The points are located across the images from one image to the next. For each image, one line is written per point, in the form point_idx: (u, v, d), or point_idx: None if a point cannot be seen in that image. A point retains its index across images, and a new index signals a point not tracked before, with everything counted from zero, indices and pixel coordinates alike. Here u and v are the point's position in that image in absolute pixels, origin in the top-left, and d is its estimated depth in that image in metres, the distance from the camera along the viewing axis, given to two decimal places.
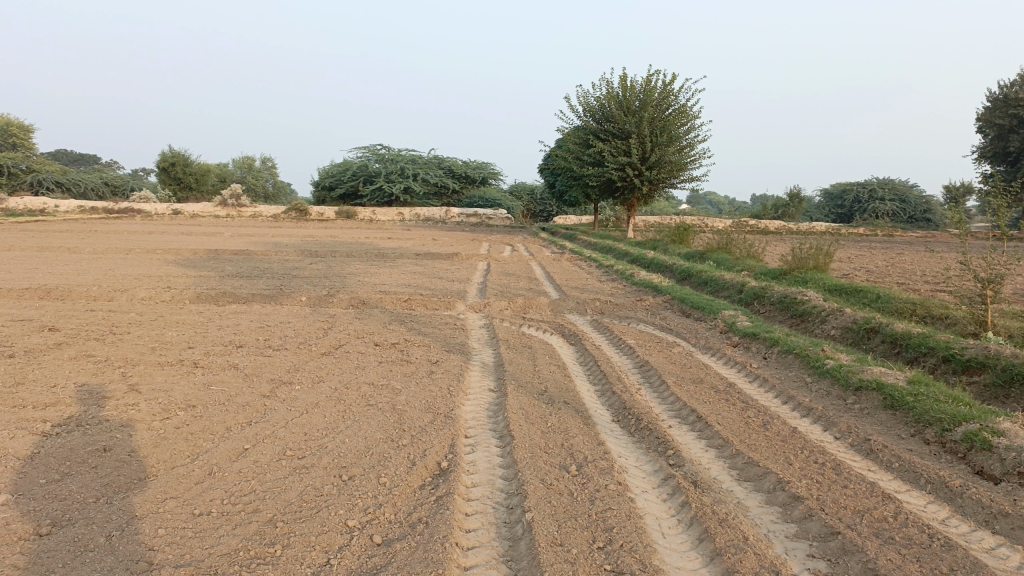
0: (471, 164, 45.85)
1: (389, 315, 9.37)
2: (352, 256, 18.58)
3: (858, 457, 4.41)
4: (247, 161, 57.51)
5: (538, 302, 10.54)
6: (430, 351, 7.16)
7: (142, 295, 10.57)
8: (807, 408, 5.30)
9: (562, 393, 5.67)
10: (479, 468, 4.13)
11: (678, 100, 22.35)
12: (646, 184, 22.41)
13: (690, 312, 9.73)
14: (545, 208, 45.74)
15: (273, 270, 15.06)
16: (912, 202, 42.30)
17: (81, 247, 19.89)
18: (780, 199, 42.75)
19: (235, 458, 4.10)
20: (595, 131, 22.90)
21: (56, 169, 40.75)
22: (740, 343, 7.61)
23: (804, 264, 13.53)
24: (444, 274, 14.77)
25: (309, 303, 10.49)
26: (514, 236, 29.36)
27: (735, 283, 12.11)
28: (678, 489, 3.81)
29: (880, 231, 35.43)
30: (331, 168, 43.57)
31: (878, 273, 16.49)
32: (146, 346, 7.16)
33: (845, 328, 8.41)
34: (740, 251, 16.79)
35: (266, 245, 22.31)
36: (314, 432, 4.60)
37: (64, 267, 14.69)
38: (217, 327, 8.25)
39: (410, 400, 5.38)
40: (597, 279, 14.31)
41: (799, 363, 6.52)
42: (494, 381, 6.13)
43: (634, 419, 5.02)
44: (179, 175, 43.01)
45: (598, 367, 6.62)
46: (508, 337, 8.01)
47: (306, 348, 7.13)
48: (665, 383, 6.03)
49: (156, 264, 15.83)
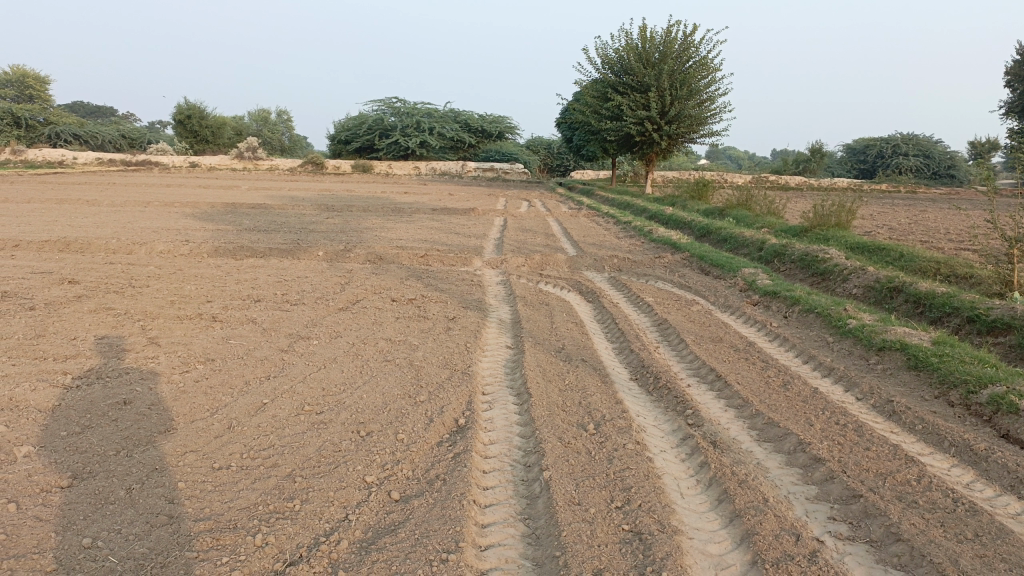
0: (488, 117, 45.31)
1: (406, 271, 9.34)
2: (369, 211, 18.51)
3: (880, 419, 4.35)
4: (262, 114, 57.18)
5: (555, 259, 10.46)
6: (446, 307, 7.13)
7: (160, 249, 10.58)
8: (829, 368, 5.24)
9: (580, 350, 5.63)
10: (496, 425, 4.12)
11: (700, 52, 21.85)
12: (665, 139, 22.09)
13: (709, 269, 9.63)
14: (562, 162, 45.33)
15: (289, 224, 15.02)
16: (936, 157, 41.55)
17: (99, 200, 19.93)
18: (801, 154, 42.10)
19: (254, 413, 4.10)
20: (614, 84, 22.50)
21: (73, 121, 40.69)
22: (760, 301, 7.52)
23: (826, 222, 13.32)
24: (461, 229, 14.69)
25: (326, 257, 10.48)
26: (531, 192, 29.14)
27: (756, 240, 11.95)
28: (697, 449, 3.78)
29: (903, 187, 34.90)
30: (347, 121, 43.23)
31: (901, 231, 16.25)
32: (164, 299, 7.18)
33: (867, 287, 8.29)
34: (760, 207, 16.57)
35: (282, 199, 22.24)
36: (332, 387, 4.59)
37: (84, 219, 14.74)
38: (235, 281, 8.25)
39: (427, 356, 5.37)
40: (615, 235, 14.20)
41: (820, 322, 6.44)
42: (511, 337, 6.10)
43: (652, 378, 4.98)
44: (196, 127, 42.88)
45: (616, 324, 6.56)
46: (525, 293, 7.95)
47: (323, 303, 7.14)
48: (684, 341, 5.97)
49: (173, 217, 15.85)
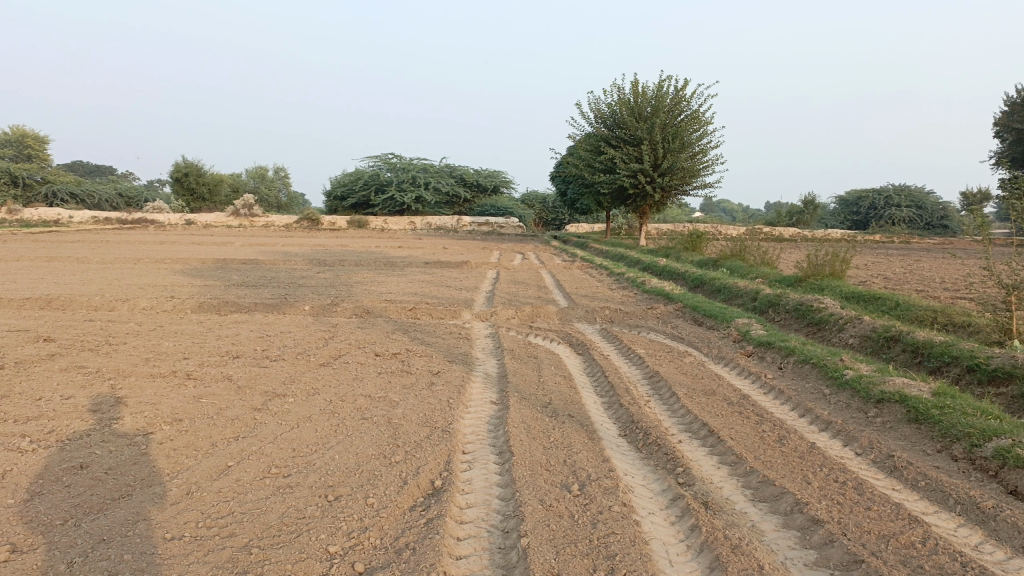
0: (483, 172, 45.68)
1: (393, 324, 9.14)
2: (361, 266, 18.40)
3: (881, 476, 4.12)
4: (259, 171, 57.67)
5: (546, 311, 10.28)
6: (431, 361, 6.92)
7: (144, 305, 10.40)
8: (826, 422, 5.02)
9: (567, 405, 5.41)
10: (475, 486, 3.88)
11: (690, 106, 22.09)
12: (658, 191, 22.14)
13: (702, 320, 9.44)
14: (557, 216, 45.53)
15: (279, 279, 14.87)
16: (928, 208, 41.78)
17: (90, 257, 19.82)
18: (794, 206, 42.32)
19: (217, 476, 3.87)
20: (606, 138, 22.67)
21: (71, 180, 40.95)
22: (754, 352, 7.32)
23: (820, 271, 13.20)
24: (452, 283, 14.56)
25: (313, 311, 10.29)
26: (525, 245, 29.13)
27: (750, 290, 11.80)
28: (687, 511, 3.54)
29: (897, 238, 34.99)
30: (343, 177, 43.54)
31: (897, 280, 16.13)
32: (140, 356, 6.97)
33: (864, 337, 8.11)
34: (754, 258, 16.48)
35: (275, 255, 22.19)
36: (303, 448, 4.36)
37: (71, 277, 14.58)
38: (216, 337, 8.04)
39: (407, 413, 5.14)
40: (607, 286, 14.06)
41: (816, 373, 6.23)
42: (496, 392, 5.88)
43: (642, 434, 4.75)
44: (193, 185, 43.16)
45: (605, 377, 6.35)
46: (514, 346, 7.75)
47: (304, 358, 6.93)
48: (675, 394, 5.75)
49: (163, 273, 15.71)
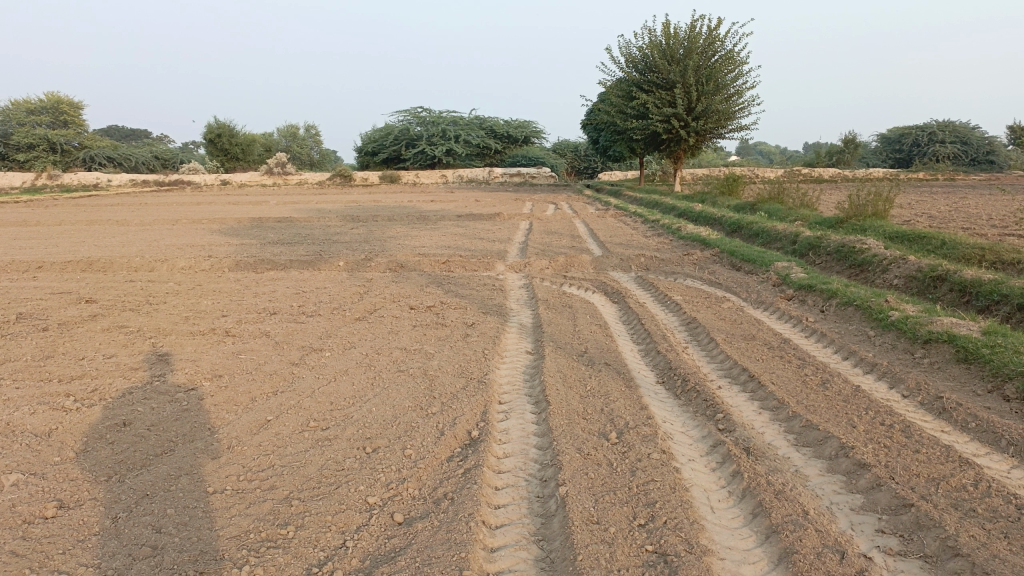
0: (513, 122, 45.13)
1: (426, 278, 9.13)
2: (394, 220, 18.40)
3: (929, 418, 4.00)
4: (290, 129, 57.74)
5: (580, 260, 10.17)
6: (465, 313, 6.88)
7: (182, 265, 10.53)
8: (870, 364, 4.89)
9: (604, 353, 5.35)
10: (512, 436, 3.86)
11: (725, 46, 21.42)
12: (692, 135, 21.65)
13: (740, 265, 9.25)
14: (589, 164, 44.95)
15: (314, 236, 14.95)
16: (975, 144, 40.34)
17: (130, 220, 20.12)
18: (834, 146, 41.19)
19: (256, 431, 3.90)
20: (638, 83, 22.15)
21: (107, 145, 41.47)
22: (795, 296, 7.15)
23: (862, 212, 12.84)
24: (485, 234, 14.49)
25: (347, 267, 10.33)
26: (559, 195, 28.85)
27: (789, 233, 11.53)
28: (729, 457, 3.47)
29: (941, 175, 33.95)
30: (374, 132, 43.39)
31: (942, 219, 15.64)
32: (179, 315, 7.05)
33: (909, 277, 7.88)
34: (793, 200, 16.09)
35: (309, 212, 22.30)
36: (340, 401, 4.38)
37: (112, 239, 14.83)
38: (252, 295, 8.11)
39: (443, 365, 5.13)
40: (642, 234, 13.87)
41: (860, 315, 6.06)
42: (531, 343, 5.84)
43: (680, 381, 4.68)
44: (226, 146, 43.42)
45: (642, 325, 6.26)
46: (548, 296, 7.68)
47: (340, 313, 6.95)
48: (714, 341, 5.65)
49: (200, 233, 15.89)
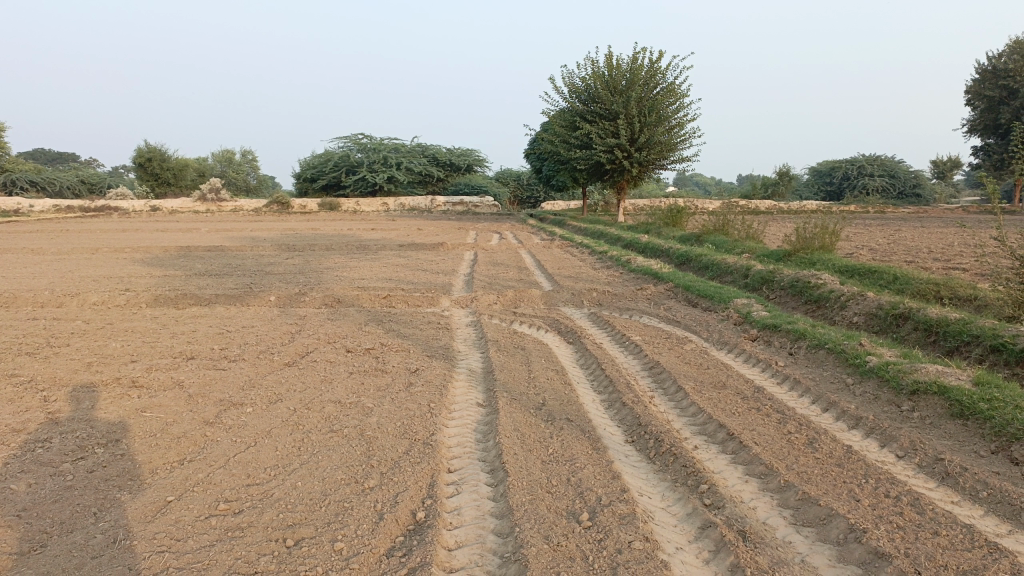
0: (456, 151, 44.70)
1: (366, 314, 8.46)
2: (332, 250, 17.59)
3: (934, 485, 3.56)
4: (226, 155, 56.08)
5: (530, 295, 9.64)
6: (408, 357, 6.24)
7: (94, 301, 9.57)
8: (856, 419, 4.47)
9: (564, 406, 4.80)
10: (465, 518, 3.25)
11: (667, 78, 21.43)
12: (636, 166, 21.54)
13: (696, 301, 8.86)
14: (532, 193, 44.81)
15: (245, 267, 14.06)
16: (901, 177, 41.69)
17: (47, 248, 18.79)
18: (769, 178, 42.03)
19: (152, 518, 3.20)
20: (581, 113, 21.96)
21: (30, 168, 39.38)
22: (759, 336, 6.74)
23: (810, 245, 12.70)
24: (428, 266, 13.86)
25: (279, 302, 9.56)
26: (502, 224, 28.47)
27: (741, 266, 11.25)
28: (724, 544, 2.94)
29: (872, 208, 34.91)
30: (313, 159, 42.39)
31: (884, 251, 15.75)
32: (80, 361, 6.20)
33: (870, 314, 7.59)
34: (738, 232, 15.95)
35: (242, 241, 21.24)
36: (259, 474, 3.69)
37: (22, 270, 13.65)
38: (169, 335, 7.29)
39: (382, 423, 4.48)
40: (591, 266, 13.47)
41: (833, 359, 5.68)
42: (482, 393, 5.25)
43: (653, 440, 4.15)
44: (157, 170, 41.79)
45: (602, 371, 5.74)
46: (498, 336, 7.11)
47: (266, 358, 6.23)
48: (682, 389, 5.15)
49: (121, 264, 14.80)
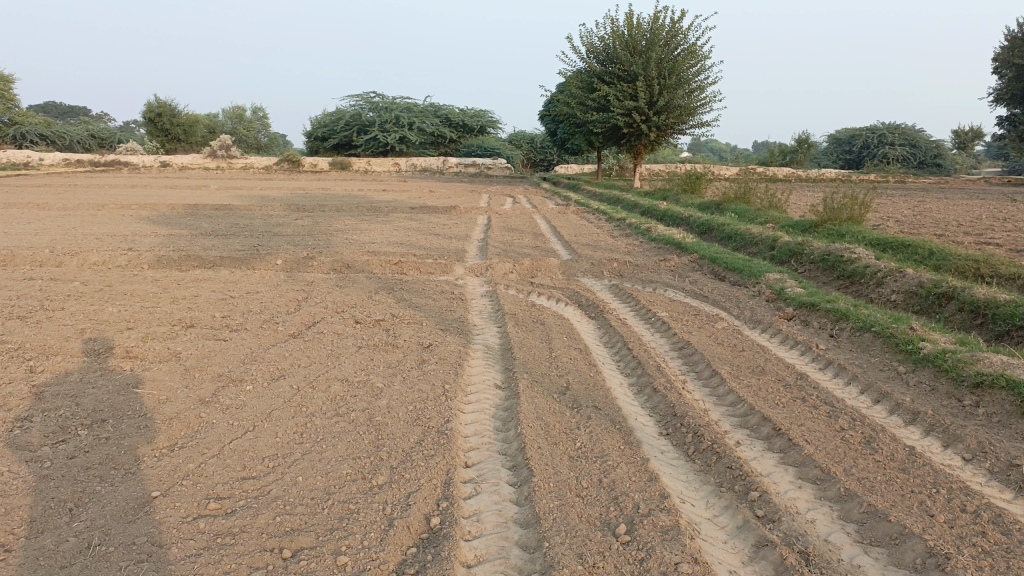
0: (468, 112, 43.86)
1: (376, 281, 8.06)
2: (342, 211, 17.14)
3: (1013, 498, 3.16)
4: (236, 111, 55.32)
5: (547, 263, 9.21)
6: (421, 331, 5.84)
7: (94, 261, 9.19)
8: (914, 416, 4.07)
9: (590, 391, 4.40)
10: (486, 526, 2.89)
11: (688, 39, 20.67)
12: (654, 130, 20.89)
13: (723, 274, 8.40)
14: (546, 156, 44.03)
15: (252, 227, 13.65)
16: (922, 146, 40.67)
17: (52, 203, 18.39)
18: (787, 145, 41.08)
19: (135, 517, 2.84)
20: (599, 74, 21.27)
21: (40, 122, 38.84)
22: (795, 315, 6.31)
23: (838, 216, 12.16)
24: (440, 230, 13.41)
25: (285, 266, 9.17)
26: (514, 187, 27.92)
27: (767, 237, 10.75)
28: (785, 570, 2.57)
29: (892, 177, 34.11)
30: (324, 117, 41.73)
31: (911, 223, 15.19)
32: (73, 327, 5.82)
33: (909, 293, 7.12)
34: (760, 200, 15.40)
35: (252, 200, 20.77)
36: (255, 465, 3.33)
37: (25, 226, 13.29)
38: (169, 300, 6.92)
39: (393, 407, 4.11)
40: (609, 234, 13.01)
41: (880, 345, 5.24)
42: (500, 373, 4.86)
43: (692, 434, 3.75)
44: (167, 126, 41.25)
45: (628, 351, 5.33)
46: (516, 309, 6.70)
47: (270, 329, 5.84)
48: (717, 374, 4.74)
49: (126, 221, 14.40)
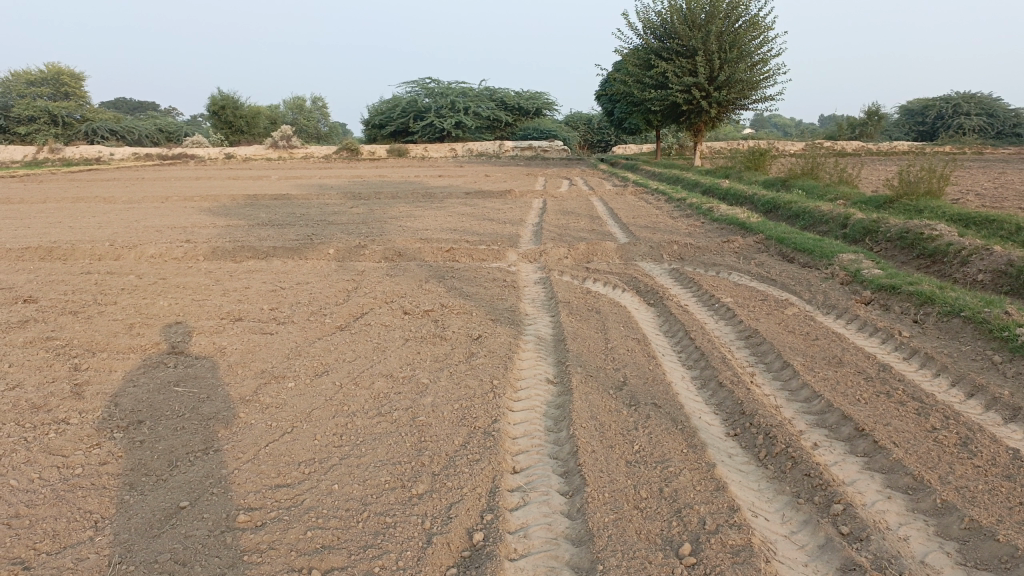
0: (523, 95, 43.41)
1: (427, 269, 7.85)
2: (397, 198, 17.04)
3: None
4: (296, 102, 56.04)
5: (604, 247, 8.86)
6: (470, 321, 5.60)
7: (151, 254, 9.24)
8: (1015, 413, 3.63)
9: (649, 386, 4.08)
10: (534, 542, 2.62)
11: (750, 10, 19.80)
12: (714, 106, 20.15)
13: (793, 255, 7.90)
14: (603, 137, 43.28)
15: (308, 217, 13.64)
16: (1001, 115, 38.45)
17: (118, 197, 18.81)
18: (855, 118, 39.38)
19: (160, 531, 2.67)
20: (656, 50, 20.61)
21: (110, 118, 39.94)
22: (873, 299, 5.83)
23: (914, 190, 11.42)
24: (494, 215, 13.16)
25: (337, 255, 9.06)
26: (570, 169, 27.52)
27: (838, 215, 10.14)
28: None
29: (969, 148, 32.34)
30: (381, 105, 41.88)
31: (994, 197, 14.24)
32: (122, 322, 5.77)
33: (998, 272, 6.53)
34: (829, 176, 14.65)
35: (310, 189, 20.87)
36: (290, 471, 3.14)
37: (90, 220, 13.55)
38: (219, 293, 6.85)
39: (438, 406, 3.87)
40: (669, 215, 12.55)
41: (972, 332, 4.76)
42: (553, 367, 4.58)
43: (763, 436, 3.40)
44: (230, 118, 42.02)
45: (691, 341, 4.98)
46: (570, 297, 6.40)
47: (317, 321, 5.69)
48: (789, 366, 4.36)
49: (187, 213, 14.58)
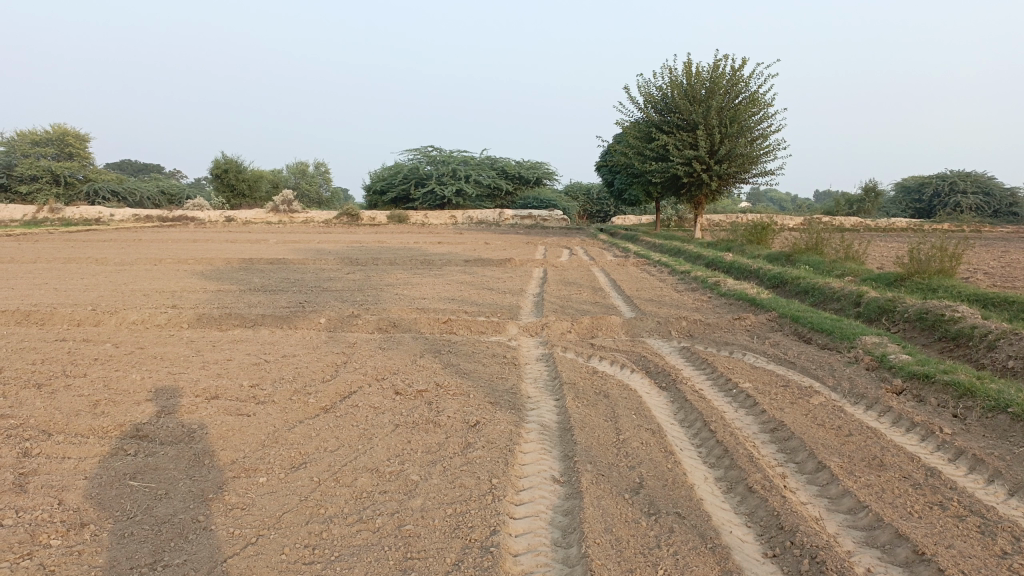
0: (525, 164, 43.73)
1: (422, 343, 7.39)
2: (396, 265, 16.69)
3: None
4: (298, 167, 56.51)
5: (609, 321, 8.43)
6: (467, 405, 5.12)
7: (134, 321, 8.78)
8: None
9: (670, 491, 3.58)
10: None
11: (750, 87, 19.92)
12: (715, 180, 20.05)
13: (810, 336, 7.47)
14: (602, 208, 43.41)
15: (302, 283, 13.24)
16: (997, 195, 38.61)
17: (111, 258, 18.45)
18: (852, 194, 39.51)
19: None
20: (657, 124, 20.64)
21: (113, 179, 40.01)
22: (905, 389, 5.37)
23: (927, 268, 11.06)
24: (494, 284, 12.77)
25: (328, 325, 8.62)
26: (571, 239, 27.31)
27: (851, 293, 9.75)
28: None
29: (968, 226, 32.27)
30: (382, 171, 42.14)
31: (1004, 276, 13.89)
32: (86, 398, 5.27)
33: None
34: (835, 251, 14.34)
35: (307, 253, 20.54)
36: None
37: (78, 281, 13.15)
38: (199, 365, 6.37)
39: (428, 511, 3.36)
40: (673, 288, 12.18)
41: (1022, 432, 4.29)
42: (559, 463, 4.09)
43: (809, 562, 2.89)
44: (232, 182, 42.16)
45: (711, 434, 4.49)
46: (575, 378, 5.93)
47: (299, 401, 5.20)
48: (825, 468, 3.87)
49: (179, 276, 14.18)
